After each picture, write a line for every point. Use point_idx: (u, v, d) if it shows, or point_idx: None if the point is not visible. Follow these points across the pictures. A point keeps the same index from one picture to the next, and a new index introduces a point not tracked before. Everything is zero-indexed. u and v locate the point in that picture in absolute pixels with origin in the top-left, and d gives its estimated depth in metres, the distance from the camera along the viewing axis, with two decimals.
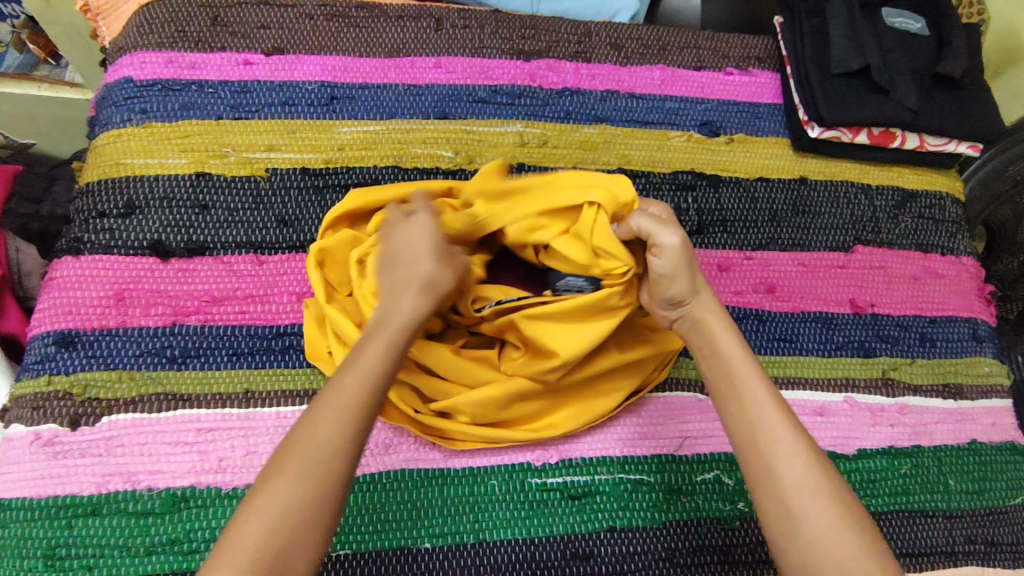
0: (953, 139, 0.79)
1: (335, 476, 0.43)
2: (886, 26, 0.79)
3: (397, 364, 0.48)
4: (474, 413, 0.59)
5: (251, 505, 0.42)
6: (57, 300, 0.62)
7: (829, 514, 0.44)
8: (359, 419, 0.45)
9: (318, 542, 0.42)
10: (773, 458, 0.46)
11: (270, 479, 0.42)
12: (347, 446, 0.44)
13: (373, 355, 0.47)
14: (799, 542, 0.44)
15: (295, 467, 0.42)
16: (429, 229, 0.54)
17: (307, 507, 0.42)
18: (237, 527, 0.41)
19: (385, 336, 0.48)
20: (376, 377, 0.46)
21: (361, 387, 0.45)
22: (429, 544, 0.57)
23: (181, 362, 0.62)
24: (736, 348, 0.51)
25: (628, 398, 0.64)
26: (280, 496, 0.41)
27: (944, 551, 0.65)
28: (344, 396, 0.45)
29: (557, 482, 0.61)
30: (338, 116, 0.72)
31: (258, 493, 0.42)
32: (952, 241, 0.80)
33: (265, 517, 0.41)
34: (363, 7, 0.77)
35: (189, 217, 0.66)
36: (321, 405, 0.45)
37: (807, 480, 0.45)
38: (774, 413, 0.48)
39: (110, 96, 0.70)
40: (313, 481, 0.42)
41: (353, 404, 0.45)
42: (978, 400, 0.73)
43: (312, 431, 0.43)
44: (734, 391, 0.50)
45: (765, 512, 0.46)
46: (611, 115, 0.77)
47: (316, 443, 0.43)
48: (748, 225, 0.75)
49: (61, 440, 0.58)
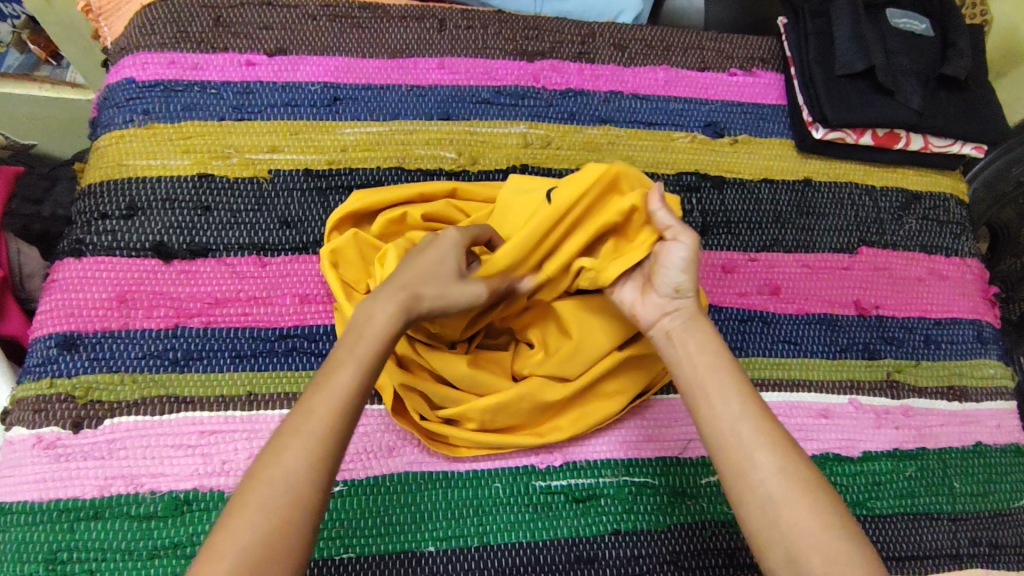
0: (957, 140, 0.79)
1: (297, 508, 0.42)
2: (890, 26, 0.78)
3: (364, 393, 0.46)
4: (483, 420, 0.59)
5: (214, 548, 0.40)
6: (58, 303, 0.62)
7: (807, 502, 0.45)
8: (322, 449, 0.44)
9: None
10: (753, 449, 0.48)
11: (229, 520, 0.41)
12: (312, 479, 0.43)
13: (339, 382, 0.46)
14: (781, 531, 0.45)
15: (258, 500, 0.41)
16: (448, 255, 0.53)
17: (271, 543, 0.40)
18: (200, 569, 0.39)
19: (355, 359, 0.47)
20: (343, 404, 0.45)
21: (325, 414, 0.44)
22: (432, 547, 0.57)
23: (183, 365, 0.61)
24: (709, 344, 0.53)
25: (634, 400, 0.64)
26: (244, 530, 0.40)
27: (950, 553, 0.65)
28: (309, 422, 0.44)
29: (561, 485, 0.61)
30: (340, 117, 0.72)
31: (220, 532, 0.41)
32: (957, 243, 0.79)
33: (230, 555, 0.40)
34: (365, 8, 0.76)
35: (191, 219, 0.66)
36: (287, 436, 0.44)
37: (784, 468, 0.47)
38: (751, 404, 0.50)
39: (112, 97, 0.70)
40: (274, 520, 0.41)
41: (317, 431, 0.44)
42: (983, 402, 0.73)
43: (275, 460, 0.43)
44: (713, 384, 0.51)
45: (744, 501, 0.47)
46: (615, 116, 0.77)
47: (276, 475, 0.42)
48: (752, 227, 0.75)
49: (63, 443, 0.58)
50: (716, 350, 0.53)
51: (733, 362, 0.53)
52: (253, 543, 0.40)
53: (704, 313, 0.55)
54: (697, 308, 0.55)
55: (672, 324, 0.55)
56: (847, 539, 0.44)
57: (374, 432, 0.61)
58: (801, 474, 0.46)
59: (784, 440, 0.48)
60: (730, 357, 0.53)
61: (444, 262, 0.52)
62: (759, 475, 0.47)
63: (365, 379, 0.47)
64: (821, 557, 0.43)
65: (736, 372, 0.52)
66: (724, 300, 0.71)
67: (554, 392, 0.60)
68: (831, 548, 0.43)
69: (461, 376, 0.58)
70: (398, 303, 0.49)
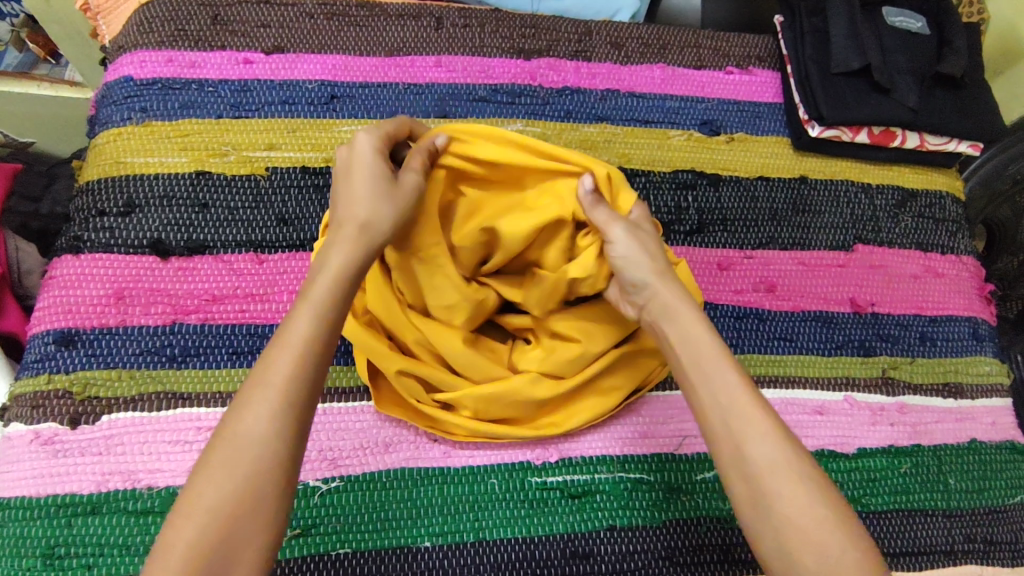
0: (953, 139, 0.79)
1: (265, 461, 0.42)
2: (886, 25, 0.78)
3: (322, 337, 0.46)
4: (477, 408, 0.60)
5: (185, 505, 0.41)
6: (56, 299, 0.62)
7: (799, 491, 0.43)
8: (285, 398, 0.43)
9: (255, 535, 0.40)
10: (745, 443, 0.45)
11: (202, 476, 0.41)
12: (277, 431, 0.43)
13: (294, 332, 0.46)
14: (773, 525, 0.43)
15: (223, 460, 0.41)
16: (369, 157, 0.52)
17: (239, 502, 0.40)
18: (171, 528, 0.40)
19: (312, 310, 0.47)
20: (303, 352, 0.45)
21: (284, 366, 0.44)
22: (429, 542, 0.57)
23: (181, 361, 0.62)
24: (699, 329, 0.50)
25: (629, 397, 0.64)
26: (212, 489, 0.41)
27: (944, 549, 0.65)
28: (270, 377, 0.44)
29: (557, 481, 0.61)
30: (337, 115, 0.72)
31: (190, 492, 0.41)
32: (953, 241, 0.80)
33: (199, 514, 0.40)
34: (362, 6, 0.77)
35: (189, 216, 0.66)
36: (252, 390, 0.44)
37: (777, 460, 0.44)
38: (742, 395, 0.47)
39: (110, 95, 0.70)
40: (243, 475, 0.41)
41: (275, 387, 0.43)
42: (978, 399, 0.73)
43: (238, 420, 0.43)
44: (701, 377, 0.48)
45: (736, 495, 0.46)
46: (611, 114, 0.77)
47: (240, 435, 0.42)
48: (748, 224, 0.75)
49: (61, 438, 0.58)
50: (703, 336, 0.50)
51: (724, 348, 0.49)
52: (221, 501, 0.40)
53: (689, 298, 0.52)
54: (681, 293, 0.52)
55: (653, 313, 0.53)
56: (841, 528, 0.43)
57: (371, 428, 0.61)
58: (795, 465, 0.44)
59: (779, 430, 0.46)
60: (721, 343, 0.50)
61: (372, 171, 0.52)
62: (750, 468, 0.45)
63: (323, 327, 0.46)
64: (812, 551, 0.42)
65: (728, 361, 0.49)
66: (720, 298, 0.71)
67: (548, 387, 0.60)
68: (822, 541, 0.42)
69: (461, 361, 0.59)
70: (353, 240, 0.50)
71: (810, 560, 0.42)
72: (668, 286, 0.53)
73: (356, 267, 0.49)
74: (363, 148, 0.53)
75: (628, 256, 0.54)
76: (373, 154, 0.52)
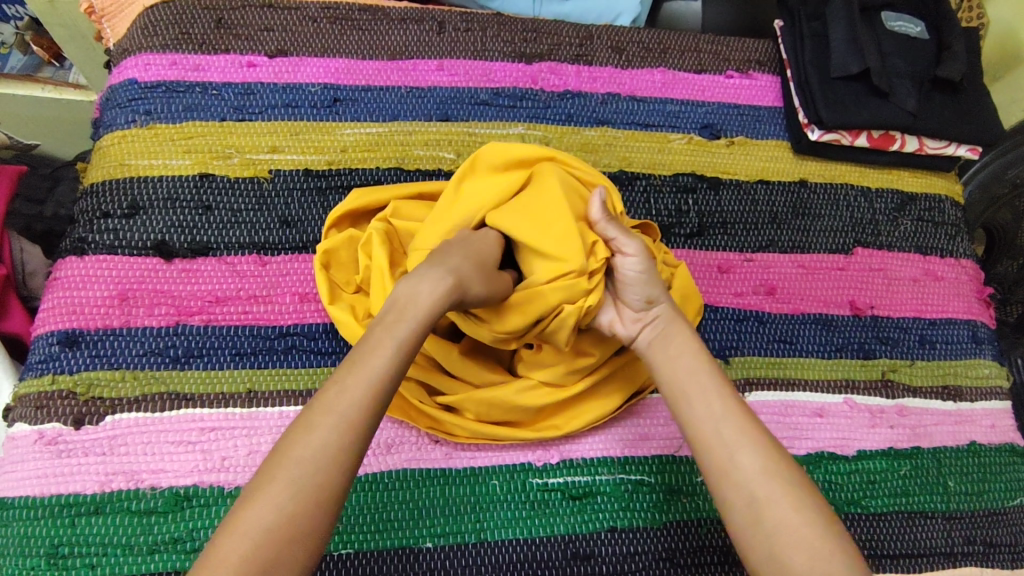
0: (952, 142, 0.79)
1: (325, 488, 0.44)
2: (885, 29, 0.79)
3: (393, 379, 0.49)
4: (480, 410, 0.61)
5: (237, 516, 0.42)
6: (60, 301, 0.62)
7: (792, 499, 0.46)
8: (350, 432, 0.46)
9: (300, 555, 0.42)
10: (737, 450, 0.49)
11: (258, 493, 0.43)
12: (337, 461, 0.45)
13: (371, 368, 0.48)
14: (766, 528, 0.46)
15: (284, 480, 0.43)
16: (489, 249, 0.57)
17: (291, 524, 0.42)
18: (222, 542, 0.42)
19: (389, 348, 0.49)
20: (374, 389, 0.47)
21: (355, 400, 0.46)
22: (430, 543, 0.58)
23: (184, 362, 0.62)
24: (688, 348, 0.55)
25: (629, 400, 0.65)
26: (270, 507, 0.42)
27: (944, 552, 0.65)
28: (338, 407, 0.46)
29: (558, 482, 0.61)
30: (340, 118, 0.73)
31: (244, 507, 0.43)
32: (952, 244, 0.80)
33: (252, 531, 0.41)
34: (365, 10, 0.77)
35: (192, 218, 0.67)
36: (319, 414, 0.46)
37: (767, 466, 0.48)
38: (734, 409, 0.51)
39: (114, 98, 0.71)
40: (302, 497, 0.43)
41: (345, 417, 0.46)
42: (978, 402, 0.73)
43: (303, 442, 0.45)
44: (697, 390, 0.53)
45: (729, 504, 0.48)
46: (612, 118, 0.78)
47: (304, 457, 0.44)
48: (748, 227, 0.75)
49: (64, 438, 0.58)
50: (697, 358, 0.55)
51: (716, 367, 0.55)
52: (275, 519, 0.42)
53: (680, 318, 0.57)
54: (674, 312, 0.57)
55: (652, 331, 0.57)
56: (831, 535, 0.45)
57: None
58: (784, 474, 0.48)
59: (767, 442, 0.50)
60: (714, 365, 0.55)
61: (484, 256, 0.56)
62: (742, 473, 0.48)
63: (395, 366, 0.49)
64: (804, 553, 0.44)
65: (719, 379, 0.53)
66: (720, 300, 0.72)
67: (549, 393, 0.60)
68: (814, 543, 0.45)
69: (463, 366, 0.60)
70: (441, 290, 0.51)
71: (803, 562, 0.44)
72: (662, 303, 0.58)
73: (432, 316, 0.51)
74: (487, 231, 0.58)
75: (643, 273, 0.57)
76: (494, 249, 0.57)
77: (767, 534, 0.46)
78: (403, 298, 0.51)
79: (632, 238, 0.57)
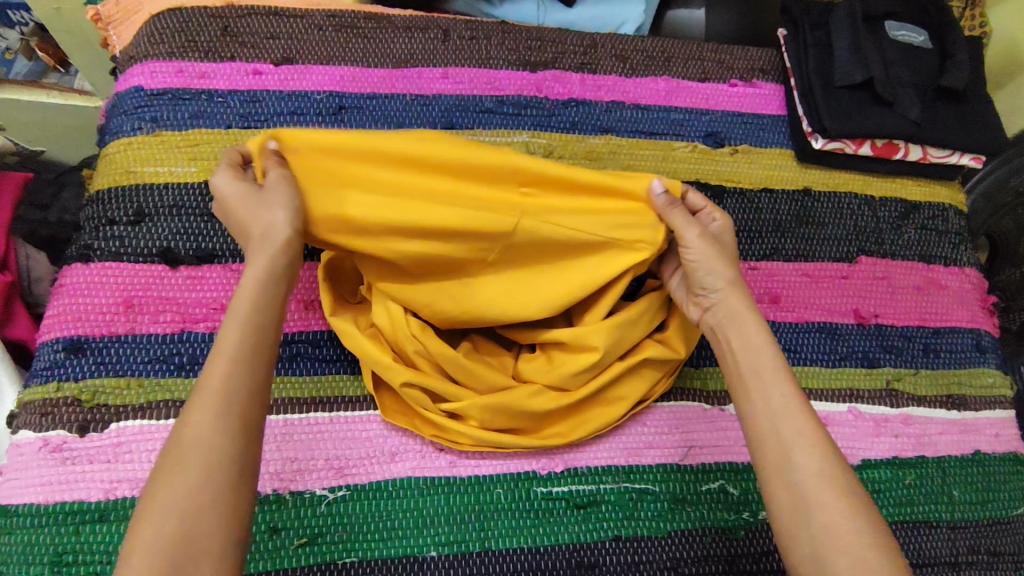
0: (955, 151, 0.79)
1: (218, 452, 0.43)
2: (888, 38, 0.79)
3: (258, 338, 0.47)
4: (483, 418, 0.60)
5: (147, 507, 0.41)
6: (67, 307, 0.63)
7: (842, 504, 0.46)
8: (227, 399, 0.44)
9: (214, 522, 0.41)
10: (794, 449, 0.48)
11: (157, 482, 0.42)
12: (223, 428, 0.43)
13: (228, 339, 0.46)
14: (812, 530, 0.46)
15: (179, 461, 0.42)
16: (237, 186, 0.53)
17: (194, 500, 0.41)
18: (135, 532, 0.41)
19: (242, 314, 0.47)
20: (238, 356, 0.46)
21: (221, 370, 0.45)
22: (434, 552, 0.58)
23: (189, 370, 0.62)
24: (759, 337, 0.54)
25: (635, 407, 0.65)
26: (170, 489, 0.41)
27: (948, 561, 0.65)
28: (209, 381, 0.44)
29: (563, 491, 0.61)
30: (346, 126, 0.73)
31: (149, 495, 0.42)
32: (956, 252, 0.80)
33: (158, 514, 0.41)
34: (370, 18, 0.78)
35: (198, 226, 0.67)
36: (196, 393, 0.44)
37: (823, 469, 0.47)
38: (795, 404, 0.50)
39: (120, 105, 0.71)
40: (198, 470, 0.42)
41: (211, 398, 0.44)
42: (982, 411, 0.73)
43: (188, 423, 0.43)
44: (758, 381, 0.52)
45: (778, 501, 0.48)
46: (616, 126, 0.78)
47: (192, 430, 0.43)
48: (752, 236, 0.76)
49: (69, 446, 0.58)
50: (766, 347, 0.53)
51: (785, 363, 0.53)
52: (177, 497, 0.41)
53: (755, 309, 0.55)
54: (747, 301, 0.56)
55: (718, 317, 0.56)
56: (879, 542, 0.45)
57: (378, 437, 0.61)
58: (839, 478, 0.47)
59: (827, 442, 0.49)
60: (780, 356, 0.53)
61: (246, 197, 0.52)
62: (795, 472, 0.48)
63: (252, 336, 0.47)
64: (848, 559, 0.44)
65: (784, 371, 0.52)
66: None
67: (553, 400, 0.60)
68: (862, 553, 0.44)
69: (468, 371, 0.59)
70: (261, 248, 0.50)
71: (846, 568, 0.44)
72: (738, 292, 0.56)
73: (279, 274, 0.50)
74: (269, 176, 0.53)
75: (704, 262, 0.56)
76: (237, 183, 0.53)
77: (812, 536, 0.46)
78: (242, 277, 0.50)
79: (694, 225, 0.57)
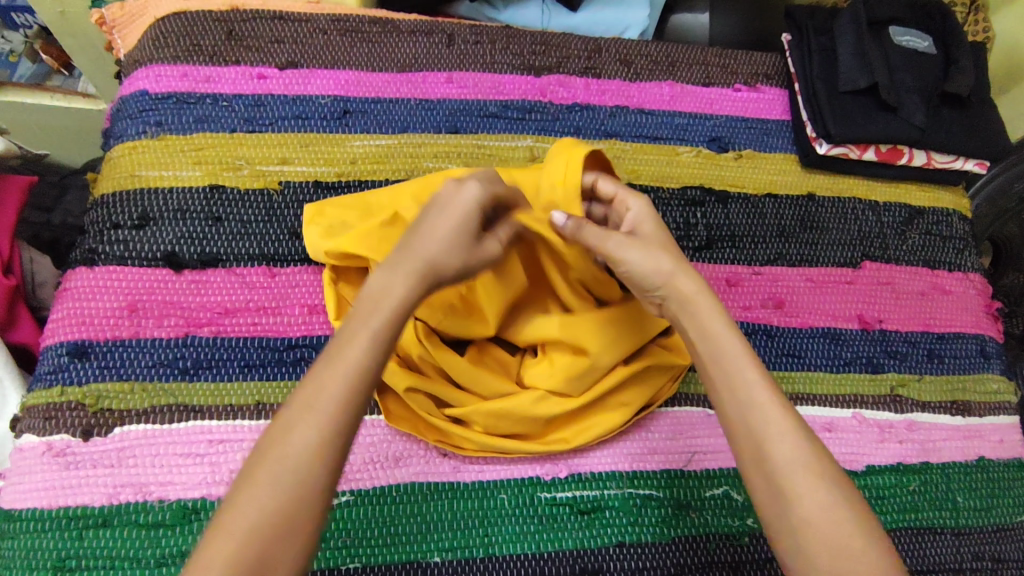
0: (959, 157, 0.79)
1: (312, 483, 0.41)
2: (893, 43, 0.79)
3: (375, 369, 0.45)
4: (487, 423, 0.60)
5: (227, 510, 0.40)
6: (71, 311, 0.62)
7: (821, 496, 0.43)
8: (334, 427, 0.42)
9: (297, 548, 0.40)
10: (766, 442, 0.45)
11: (242, 490, 0.41)
12: (322, 457, 0.41)
13: (349, 360, 0.44)
14: (794, 527, 0.43)
15: (269, 480, 0.40)
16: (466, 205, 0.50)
17: (276, 525, 0.40)
18: (211, 536, 0.40)
19: (367, 334, 0.45)
20: (353, 384, 0.43)
21: (335, 396, 0.42)
22: (438, 558, 0.57)
23: (193, 374, 0.62)
24: (716, 321, 0.49)
25: (639, 413, 0.65)
26: (255, 504, 0.40)
27: (953, 568, 0.65)
28: (320, 404, 0.42)
29: (567, 497, 0.61)
30: (350, 130, 0.73)
31: (231, 504, 0.41)
32: (960, 258, 0.80)
33: (239, 529, 0.39)
34: (374, 23, 0.78)
35: (201, 229, 0.67)
36: (300, 409, 0.42)
37: (797, 459, 0.44)
38: (763, 392, 0.47)
39: (125, 109, 0.71)
40: (287, 492, 0.40)
41: (323, 417, 0.42)
42: (986, 417, 0.73)
43: (286, 440, 0.41)
44: (722, 373, 0.48)
45: (758, 496, 0.46)
46: (621, 130, 0.78)
47: (292, 449, 0.41)
48: (756, 242, 0.75)
49: (73, 450, 0.58)
50: (725, 333, 0.49)
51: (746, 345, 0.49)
52: (259, 514, 0.40)
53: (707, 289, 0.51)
54: (699, 284, 0.51)
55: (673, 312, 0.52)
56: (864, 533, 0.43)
57: (382, 442, 0.61)
58: (815, 466, 0.44)
59: (800, 430, 0.45)
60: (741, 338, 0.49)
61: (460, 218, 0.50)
62: (768, 467, 0.45)
63: (373, 357, 0.44)
64: (830, 553, 0.42)
65: (745, 355, 0.48)
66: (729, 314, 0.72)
67: (557, 405, 0.60)
68: (850, 548, 0.42)
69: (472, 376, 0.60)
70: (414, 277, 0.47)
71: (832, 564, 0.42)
72: (687, 275, 0.51)
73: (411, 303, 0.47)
74: (467, 194, 0.51)
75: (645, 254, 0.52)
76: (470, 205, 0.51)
77: (796, 532, 0.43)
78: (372, 289, 0.47)
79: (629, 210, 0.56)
